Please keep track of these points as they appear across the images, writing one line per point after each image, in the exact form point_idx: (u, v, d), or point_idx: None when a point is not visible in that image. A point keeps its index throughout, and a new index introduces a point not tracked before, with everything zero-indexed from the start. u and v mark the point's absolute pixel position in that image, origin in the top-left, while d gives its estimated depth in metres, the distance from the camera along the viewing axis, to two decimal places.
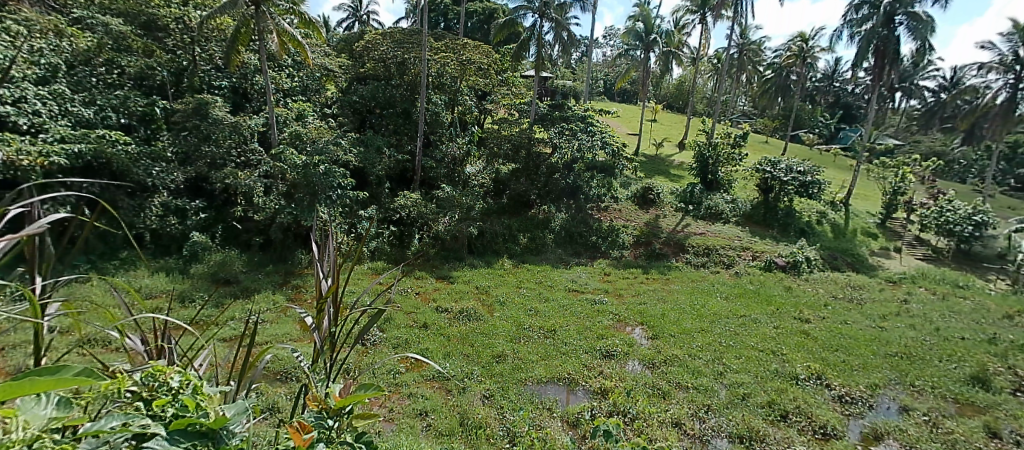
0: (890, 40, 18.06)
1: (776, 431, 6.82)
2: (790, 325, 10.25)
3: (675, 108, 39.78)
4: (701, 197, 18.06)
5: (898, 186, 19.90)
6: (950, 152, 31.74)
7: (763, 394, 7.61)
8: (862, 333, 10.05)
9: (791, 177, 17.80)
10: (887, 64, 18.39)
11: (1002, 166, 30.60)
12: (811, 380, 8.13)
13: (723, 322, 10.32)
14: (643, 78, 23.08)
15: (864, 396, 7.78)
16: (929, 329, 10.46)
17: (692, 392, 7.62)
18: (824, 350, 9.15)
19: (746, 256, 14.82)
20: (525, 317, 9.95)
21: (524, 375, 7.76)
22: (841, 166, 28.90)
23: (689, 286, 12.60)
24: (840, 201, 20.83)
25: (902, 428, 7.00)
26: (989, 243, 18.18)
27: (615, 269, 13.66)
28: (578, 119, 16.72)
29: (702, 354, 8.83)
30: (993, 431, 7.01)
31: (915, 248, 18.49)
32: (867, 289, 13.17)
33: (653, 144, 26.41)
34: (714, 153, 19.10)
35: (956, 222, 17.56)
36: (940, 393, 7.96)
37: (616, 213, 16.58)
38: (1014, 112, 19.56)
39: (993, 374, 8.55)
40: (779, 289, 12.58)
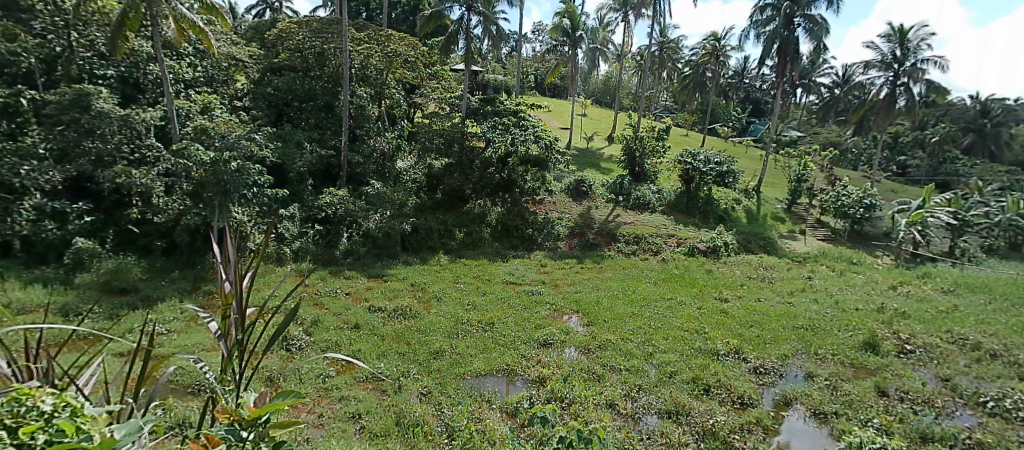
0: (791, 40, 19.66)
1: (700, 404, 7.30)
2: (711, 305, 10.98)
3: (602, 103, 41.06)
4: (630, 188, 18.75)
5: (801, 174, 21.83)
6: (843, 142, 35.20)
7: (689, 371, 8.10)
8: (773, 309, 10.95)
9: (709, 168, 18.93)
10: (788, 62, 20.01)
11: (886, 154, 34.47)
12: (730, 354, 8.77)
13: (652, 306, 10.86)
14: (571, 74, 23.58)
15: (775, 366, 8.49)
16: (829, 302, 11.61)
17: (625, 374, 7.98)
18: (741, 327, 9.88)
19: (671, 243, 15.62)
20: (463, 312, 9.91)
21: (462, 370, 7.74)
22: (752, 157, 31.24)
23: (621, 274, 13.11)
24: (752, 189, 22.49)
25: (808, 393, 7.71)
26: (876, 222, 20.46)
27: (551, 261, 13.92)
28: (510, 114, 16.80)
29: (634, 337, 9.26)
30: (882, 390, 7.90)
31: (817, 230, 20.33)
32: (778, 269, 14.34)
33: (584, 138, 27.13)
34: (641, 146, 19.89)
35: (849, 205, 19.53)
36: (839, 359, 8.86)
37: (550, 206, 16.87)
38: (894, 106, 21.97)
39: (882, 339, 9.61)
40: (701, 273, 13.39)
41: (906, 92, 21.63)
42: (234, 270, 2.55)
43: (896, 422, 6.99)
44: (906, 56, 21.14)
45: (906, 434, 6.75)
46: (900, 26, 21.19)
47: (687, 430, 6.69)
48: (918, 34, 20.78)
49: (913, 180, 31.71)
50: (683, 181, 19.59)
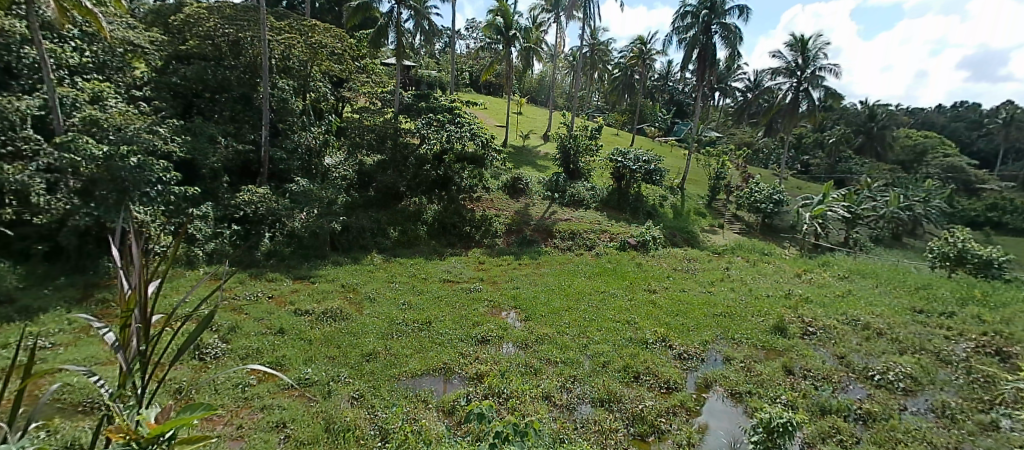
0: (709, 46, 20.91)
1: (630, 391, 7.62)
2: (641, 297, 11.51)
3: (537, 102, 41.62)
4: (565, 186, 19.26)
5: (720, 172, 23.40)
6: (756, 143, 38.07)
7: (620, 360, 8.45)
8: (695, 298, 11.69)
9: (638, 166, 19.52)
10: (707, 68, 21.29)
11: (792, 154, 37.73)
12: (657, 343, 9.24)
13: (586, 299, 11.20)
14: (506, 72, 23.71)
15: (697, 352, 9.04)
16: (744, 290, 12.56)
17: (561, 366, 8.17)
18: (667, 316, 10.45)
19: (604, 238, 16.18)
20: (398, 312, 9.70)
21: (397, 371, 7.58)
22: (676, 156, 33.02)
23: (556, 269, 13.40)
24: (677, 186, 23.76)
25: (725, 375, 8.29)
26: (783, 216, 22.30)
27: (488, 258, 13.98)
28: (444, 110, 16.61)
29: (569, 330, 9.50)
30: (789, 369, 8.66)
31: (734, 224, 21.85)
32: (700, 261, 15.28)
33: (519, 136, 27.40)
34: (574, 144, 20.33)
35: (761, 201, 21.17)
36: (753, 342, 9.59)
37: (487, 203, 16.84)
38: (798, 109, 24.04)
39: (789, 323, 10.52)
40: (632, 266, 13.99)
41: (807, 97, 23.75)
42: (139, 276, 2.39)
43: (800, 398, 7.67)
44: (807, 64, 23.21)
45: (808, 408, 7.44)
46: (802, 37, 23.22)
47: (618, 416, 6.97)
48: (816, 45, 22.91)
49: (814, 177, 34.93)
50: (614, 178, 20.16)
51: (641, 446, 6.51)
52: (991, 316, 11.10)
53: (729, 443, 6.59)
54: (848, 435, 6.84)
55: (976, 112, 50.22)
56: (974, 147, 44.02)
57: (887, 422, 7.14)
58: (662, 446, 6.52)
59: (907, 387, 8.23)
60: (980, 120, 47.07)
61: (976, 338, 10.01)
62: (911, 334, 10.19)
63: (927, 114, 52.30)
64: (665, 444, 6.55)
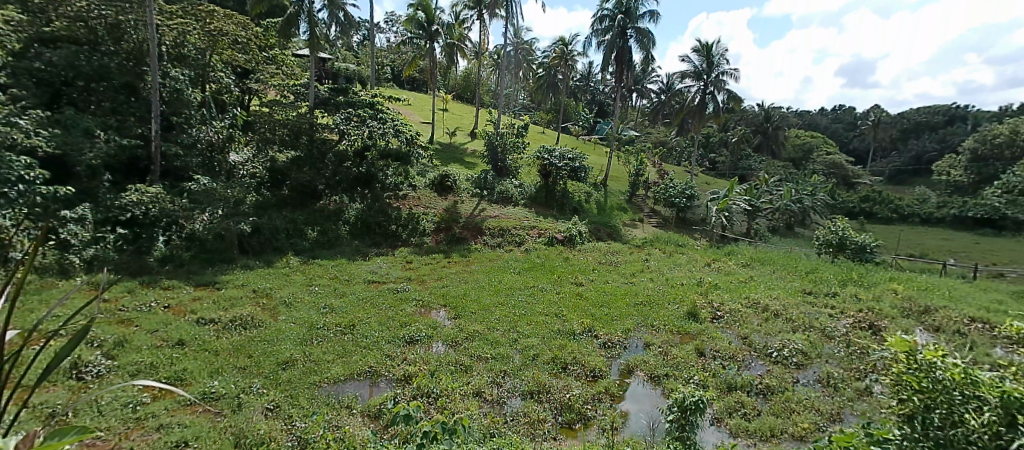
0: (626, 50, 21.88)
1: (559, 381, 7.83)
2: (568, 290, 11.88)
3: (463, 99, 41.34)
4: (493, 183, 19.35)
5: (638, 169, 24.63)
6: (670, 141, 40.50)
7: (548, 352, 8.66)
8: (619, 288, 12.25)
9: (563, 164, 20.11)
10: (625, 70, 22.29)
11: (701, 152, 40.55)
12: (584, 333, 9.60)
13: (516, 294, 11.36)
14: (429, 68, 23.33)
15: (620, 340, 9.48)
16: (662, 279, 13.37)
17: (491, 361, 8.23)
18: (592, 307, 10.86)
19: (533, 234, 16.45)
20: (318, 316, 9.27)
21: (318, 377, 7.25)
22: (600, 153, 34.28)
23: (486, 265, 13.46)
24: (600, 182, 24.68)
25: (646, 359, 8.77)
26: (695, 210, 23.92)
27: (416, 257, 13.73)
28: (365, 105, 16.06)
29: (499, 326, 9.59)
30: (700, 351, 9.33)
31: (652, 218, 23.11)
32: (622, 253, 16.05)
33: (446, 133, 27.11)
34: (502, 142, 20.52)
35: (675, 196, 22.63)
36: (670, 328, 10.22)
37: (415, 201, 16.46)
38: (705, 110, 25.84)
39: (700, 308, 11.35)
40: (559, 260, 14.37)
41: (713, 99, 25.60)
42: None
43: (710, 377, 8.29)
44: (712, 69, 25.06)
45: (717, 386, 8.06)
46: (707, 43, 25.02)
47: (547, 407, 7.15)
48: (719, 51, 24.80)
49: (721, 173, 37.84)
50: (541, 175, 20.51)
51: (569, 433, 6.72)
52: (865, 294, 12.70)
53: (650, 424, 6.97)
54: (751, 408, 7.48)
55: (852, 115, 56.91)
56: (850, 146, 49.90)
57: (783, 395, 7.88)
58: (588, 432, 6.77)
59: (798, 361, 9.17)
60: (854, 122, 53.49)
61: (854, 314, 11.38)
62: (802, 313, 11.37)
63: (813, 117, 58.50)
64: (591, 430, 6.80)
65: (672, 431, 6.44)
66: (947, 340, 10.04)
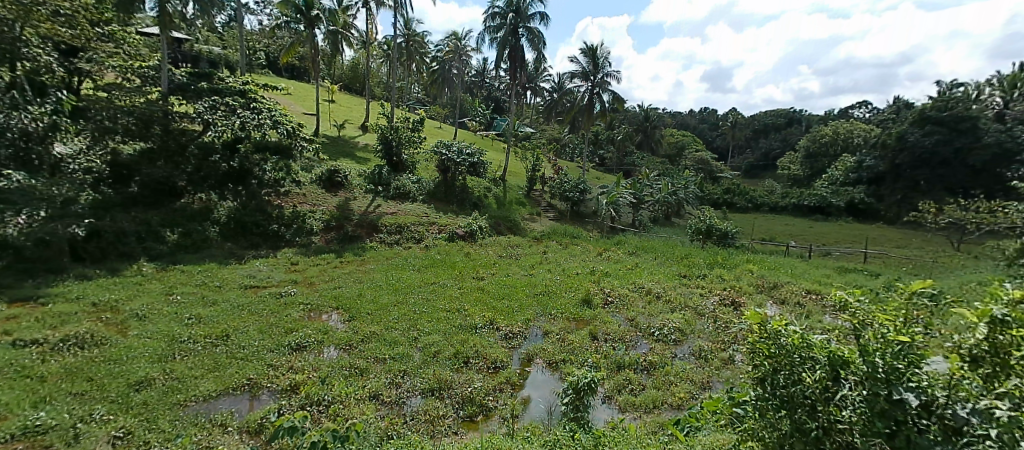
0: (518, 47, 22.35)
1: (460, 376, 7.82)
2: (470, 284, 11.98)
3: (351, 90, 39.39)
4: (389, 178, 18.84)
5: (535, 165, 25.42)
6: (563, 138, 42.34)
7: (450, 348, 8.63)
8: (519, 281, 12.61)
9: (461, 159, 20.13)
10: (519, 68, 22.76)
11: (591, 149, 42.90)
12: (486, 327, 9.74)
13: (415, 291, 11.17)
14: (311, 56, 21.86)
15: (521, 330, 9.77)
16: (559, 270, 14.03)
17: (389, 362, 7.99)
18: (494, 300, 11.08)
19: (433, 230, 16.31)
20: (181, 328, 8.28)
21: (182, 396, 6.51)
22: (497, 149, 34.80)
23: (383, 264, 13.05)
24: (499, 178, 25.04)
25: (544, 347, 9.11)
26: (587, 203, 25.22)
27: (302, 258, 12.85)
28: (235, 94, 14.77)
29: (398, 325, 9.33)
30: (594, 335, 9.90)
31: (549, 211, 23.96)
32: (521, 246, 16.56)
33: (334, 126, 25.66)
34: (396, 136, 19.96)
35: (569, 190, 23.77)
36: (566, 316, 10.72)
37: (300, 198, 15.47)
38: (593, 109, 27.35)
39: (593, 295, 12.07)
40: (460, 256, 14.45)
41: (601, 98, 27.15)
42: None
43: (602, 358, 8.84)
44: (598, 70, 26.59)
45: (608, 366, 8.63)
46: (592, 46, 26.52)
47: (447, 403, 7.10)
48: (604, 54, 26.43)
49: (609, 169, 40.41)
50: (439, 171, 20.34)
51: (470, 426, 6.74)
52: (729, 274, 14.41)
53: (548, 408, 7.26)
54: (636, 384, 8.12)
55: (716, 117, 63.99)
56: (715, 144, 56.13)
57: (664, 369, 8.65)
58: (490, 422, 6.86)
59: (676, 338, 10.10)
60: (717, 123, 60.23)
61: (719, 292, 12.86)
62: (679, 294, 12.61)
63: (684, 118, 64.84)
64: (492, 421, 6.90)
65: (568, 413, 6.74)
66: (791, 310, 11.76)
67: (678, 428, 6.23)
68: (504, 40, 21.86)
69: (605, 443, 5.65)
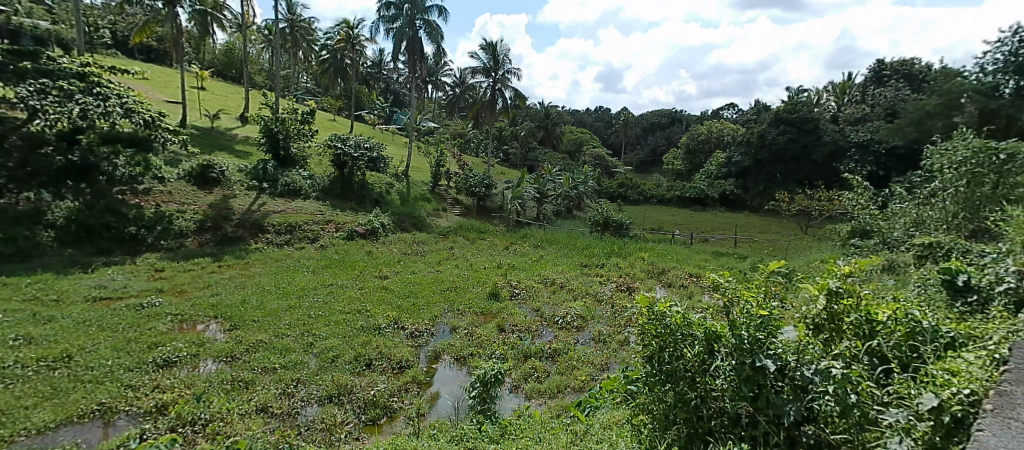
0: (415, 40, 21.83)
1: (362, 379, 7.52)
2: (372, 284, 11.62)
3: (226, 78, 35.76)
4: (276, 174, 17.56)
5: (439, 160, 25.11)
6: (466, 133, 42.27)
7: (350, 351, 8.24)
8: (425, 278, 12.48)
9: (359, 153, 19.29)
10: (417, 60, 22.24)
11: (495, 144, 43.34)
12: (390, 326, 9.46)
13: (311, 294, 10.55)
14: (173, 38, 19.44)
15: (427, 328, 9.65)
16: (466, 265, 14.10)
17: (280, 371, 7.45)
18: (398, 298, 10.83)
19: (329, 228, 15.61)
20: (6, 351, 7.01)
21: (9, 432, 5.56)
22: (397, 143, 33.79)
23: (272, 267, 12.14)
24: (402, 173, 24.27)
25: (452, 343, 9.05)
26: (493, 198, 25.40)
27: (170, 263, 11.51)
28: (71, 78, 12.26)
29: (291, 331, 8.72)
30: (501, 326, 10.04)
31: (455, 207, 23.82)
32: (427, 243, 16.37)
33: (205, 115, 23.10)
34: (282, 128, 18.58)
35: (475, 185, 23.74)
36: (474, 310, 10.78)
37: (164, 196, 13.82)
38: (496, 105, 27.58)
39: (500, 288, 12.27)
40: (360, 255, 14.02)
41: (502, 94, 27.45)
42: None
43: (509, 349, 8.98)
44: (499, 66, 26.91)
45: (514, 356, 8.78)
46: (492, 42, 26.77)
47: (348, 408, 6.79)
48: (504, 50, 26.82)
49: (513, 164, 41.11)
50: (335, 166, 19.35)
51: (372, 430, 6.50)
52: (624, 262, 15.37)
53: (455, 403, 7.21)
54: (541, 371, 8.36)
55: (608, 115, 67.89)
56: (609, 140, 59.63)
57: (567, 354, 8.99)
58: (394, 424, 6.67)
59: (578, 324, 10.56)
60: (611, 121, 63.98)
61: (616, 279, 13.70)
62: (580, 282, 13.24)
63: (581, 115, 67.98)
64: (397, 422, 6.71)
65: (474, 406, 6.72)
66: (677, 291, 12.88)
67: (580, 410, 6.54)
68: (401, 31, 21.23)
69: (512, 432, 5.82)
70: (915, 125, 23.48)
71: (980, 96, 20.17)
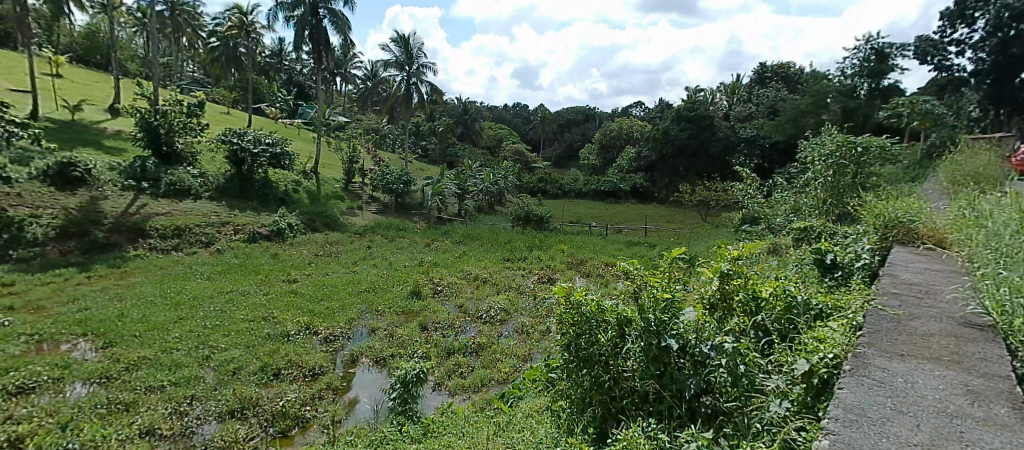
0: (320, 29, 20.71)
1: (269, 391, 7.05)
2: (279, 288, 10.95)
3: (91, 65, 31.64)
4: (157, 172, 15.90)
5: (352, 156, 24.17)
6: (381, 128, 41.03)
7: (255, 362, 7.68)
8: (340, 279, 12.02)
9: (259, 148, 18.07)
10: (323, 51, 21.13)
11: (412, 140, 42.51)
12: (301, 332, 8.98)
13: (206, 303, 9.67)
14: (18, 17, 16.91)
15: (343, 331, 9.28)
16: (385, 264, 13.73)
17: (169, 389, 6.79)
18: (310, 303, 10.27)
19: (226, 231, 14.57)
20: None
21: None
22: (304, 139, 31.99)
23: (157, 275, 11.04)
24: (310, 171, 22.93)
25: (370, 345, 8.78)
26: (412, 195, 24.89)
27: (21, 276, 10.02)
28: None
29: (181, 345, 7.94)
30: (423, 325, 9.88)
31: (371, 205, 23.07)
32: (341, 243, 15.76)
33: (65, 107, 20.30)
34: (164, 122, 16.87)
35: (393, 182, 23.11)
36: (394, 310, 10.54)
37: (14, 199, 11.99)
38: (412, 100, 26.84)
39: (422, 286, 12.11)
40: (264, 258, 13.19)
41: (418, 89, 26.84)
42: None
43: (432, 347, 8.85)
44: (412, 60, 26.33)
45: (438, 354, 8.68)
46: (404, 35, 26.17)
47: (253, 423, 6.36)
48: (417, 44, 26.33)
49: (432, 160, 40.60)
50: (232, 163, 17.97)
51: (283, 442, 6.15)
52: (545, 255, 15.77)
53: (375, 406, 7.00)
54: (465, 366, 8.33)
55: (526, 111, 69.16)
56: (528, 136, 60.79)
57: (490, 348, 9.03)
58: (307, 434, 6.34)
59: (502, 318, 10.64)
60: (529, 118, 65.26)
61: (538, 272, 14.03)
62: (503, 276, 13.41)
63: (500, 111, 68.65)
64: (310, 431, 6.39)
65: (396, 408, 6.53)
66: (595, 280, 13.49)
67: (503, 401, 6.63)
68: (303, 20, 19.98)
69: (434, 430, 5.76)
70: (793, 122, 25.88)
71: (843, 97, 23.50)
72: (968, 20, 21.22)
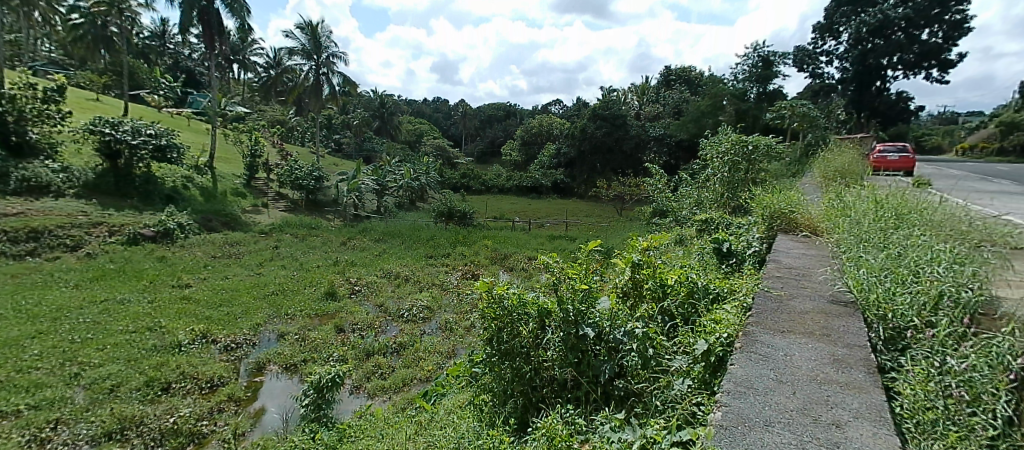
0: (210, 11, 18.86)
1: (155, 407, 6.29)
2: (168, 295, 9.87)
3: None
4: (4, 166, 13.65)
5: (253, 150, 22.41)
6: (287, 121, 38.50)
7: (138, 376, 6.84)
8: (243, 283, 11.12)
9: (139, 140, 16.14)
10: (215, 35, 19.28)
11: (323, 134, 40.32)
12: (195, 341, 8.14)
13: (74, 315, 8.45)
14: None
15: (246, 338, 8.56)
16: (295, 265, 12.88)
17: (24, 414, 5.85)
18: (207, 309, 9.38)
19: (98, 232, 12.90)
20: None
21: None
22: (197, 130, 29.17)
23: (8, 285, 9.49)
24: (204, 165, 20.88)
25: (279, 351, 8.18)
26: (325, 191, 23.58)
27: None
28: None
29: (41, 363, 6.87)
30: (339, 327, 9.37)
31: (279, 202, 21.57)
32: (243, 244, 14.57)
33: None
34: (11, 108, 14.52)
35: (303, 178, 21.76)
36: (306, 312, 9.92)
37: None
38: (321, 92, 25.43)
39: (337, 287, 11.52)
40: (149, 262, 11.85)
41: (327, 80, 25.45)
42: None
43: (349, 349, 8.43)
44: (319, 49, 24.87)
45: (355, 356, 8.27)
46: (310, 23, 24.64)
47: (136, 443, 5.65)
48: (325, 32, 24.92)
49: (347, 155, 38.85)
50: (105, 156, 15.82)
51: None
52: (469, 251, 15.63)
53: (283, 415, 6.54)
54: (385, 367, 8.00)
55: (446, 107, 68.32)
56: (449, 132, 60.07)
57: (412, 347, 8.75)
58: None
59: (425, 316, 10.37)
60: (449, 113, 64.51)
61: (461, 268, 13.89)
62: (426, 274, 13.10)
63: (419, 106, 67.24)
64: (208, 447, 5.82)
65: (306, 415, 6.09)
66: (517, 274, 13.59)
67: (425, 400, 6.41)
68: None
69: (351, 435, 5.40)
70: (695, 121, 27.90)
71: (736, 99, 25.58)
72: (834, 34, 23.73)
